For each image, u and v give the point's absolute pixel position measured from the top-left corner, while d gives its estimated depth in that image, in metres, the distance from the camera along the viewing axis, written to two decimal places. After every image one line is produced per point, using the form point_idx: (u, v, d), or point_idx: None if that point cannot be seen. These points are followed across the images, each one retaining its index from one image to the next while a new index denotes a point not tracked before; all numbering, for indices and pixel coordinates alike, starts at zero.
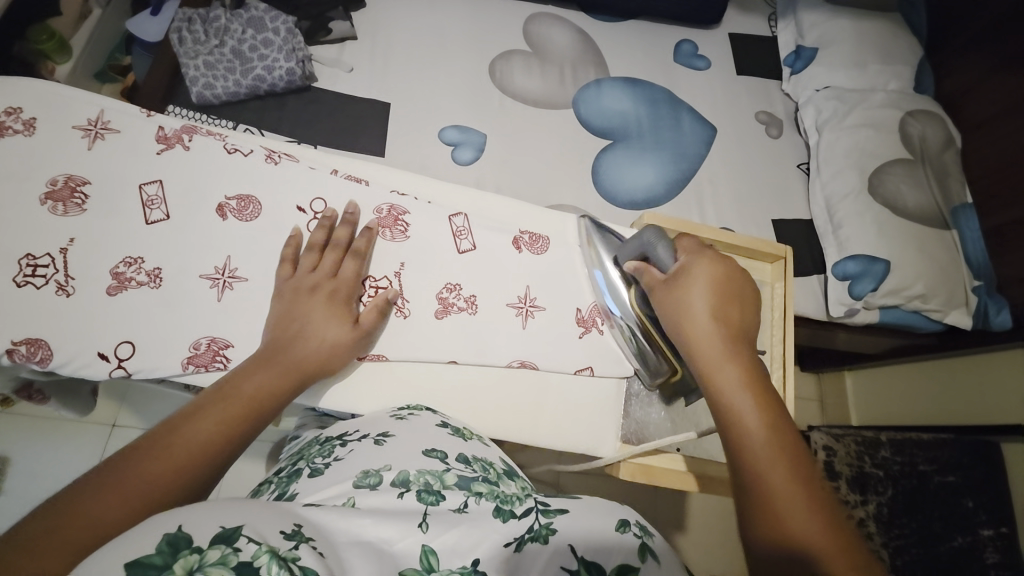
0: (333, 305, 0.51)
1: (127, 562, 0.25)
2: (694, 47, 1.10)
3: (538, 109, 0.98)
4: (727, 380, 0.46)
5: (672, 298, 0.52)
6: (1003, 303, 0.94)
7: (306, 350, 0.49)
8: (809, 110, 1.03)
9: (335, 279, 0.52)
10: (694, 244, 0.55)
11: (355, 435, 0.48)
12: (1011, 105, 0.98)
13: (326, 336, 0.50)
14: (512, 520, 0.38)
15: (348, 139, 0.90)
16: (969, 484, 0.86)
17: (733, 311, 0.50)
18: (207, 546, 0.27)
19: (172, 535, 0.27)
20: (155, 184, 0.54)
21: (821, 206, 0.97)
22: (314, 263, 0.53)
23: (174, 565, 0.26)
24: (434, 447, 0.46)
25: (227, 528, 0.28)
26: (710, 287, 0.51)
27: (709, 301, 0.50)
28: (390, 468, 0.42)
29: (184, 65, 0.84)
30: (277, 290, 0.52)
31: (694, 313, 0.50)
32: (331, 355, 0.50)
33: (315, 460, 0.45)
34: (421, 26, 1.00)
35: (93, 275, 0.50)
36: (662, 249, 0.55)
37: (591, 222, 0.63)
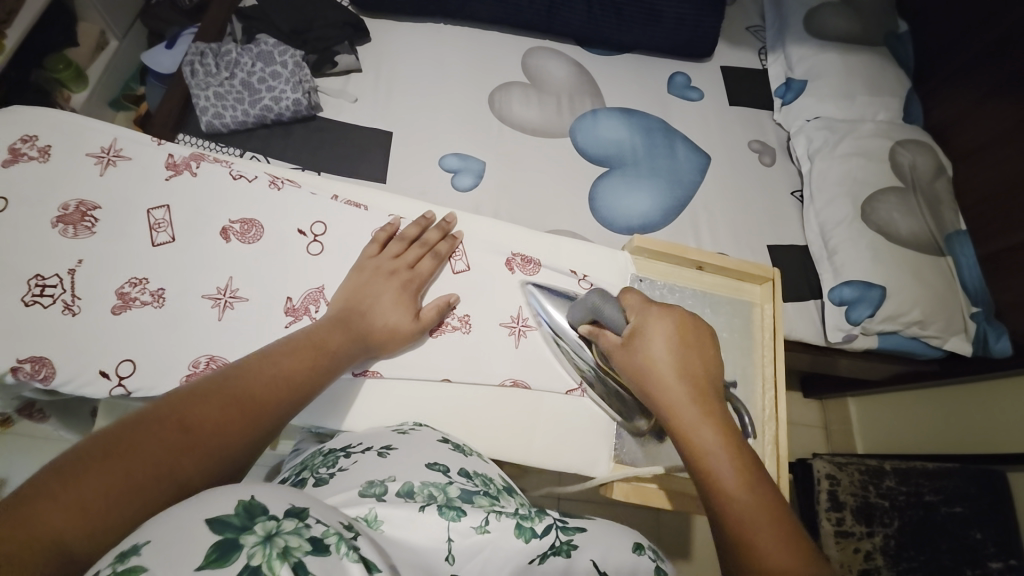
0: (404, 293, 0.55)
1: (206, 519, 0.27)
2: (687, 80, 1.14)
3: (535, 137, 1.01)
4: (694, 414, 0.45)
5: (627, 363, 0.50)
6: (1002, 329, 0.94)
7: (377, 326, 0.52)
8: (801, 139, 1.07)
9: (412, 271, 0.57)
10: (638, 299, 0.54)
11: (358, 447, 0.48)
12: (999, 135, 1.00)
13: (390, 319, 0.53)
14: (534, 539, 0.39)
15: (352, 165, 0.93)
16: (978, 514, 0.83)
17: (698, 362, 0.48)
18: (282, 516, 0.28)
19: (249, 501, 0.28)
20: (163, 209, 0.56)
21: (816, 232, 0.99)
22: (398, 252, 0.57)
23: (255, 526, 0.27)
24: (436, 460, 0.46)
25: (296, 506, 0.30)
26: (669, 343, 0.49)
27: (670, 353, 0.48)
28: (394, 479, 0.42)
29: (196, 96, 0.88)
30: (355, 267, 0.56)
31: (656, 372, 0.48)
32: (391, 336, 0.53)
33: (319, 470, 0.45)
34: (423, 59, 1.05)
35: (100, 294, 0.51)
36: (608, 308, 0.54)
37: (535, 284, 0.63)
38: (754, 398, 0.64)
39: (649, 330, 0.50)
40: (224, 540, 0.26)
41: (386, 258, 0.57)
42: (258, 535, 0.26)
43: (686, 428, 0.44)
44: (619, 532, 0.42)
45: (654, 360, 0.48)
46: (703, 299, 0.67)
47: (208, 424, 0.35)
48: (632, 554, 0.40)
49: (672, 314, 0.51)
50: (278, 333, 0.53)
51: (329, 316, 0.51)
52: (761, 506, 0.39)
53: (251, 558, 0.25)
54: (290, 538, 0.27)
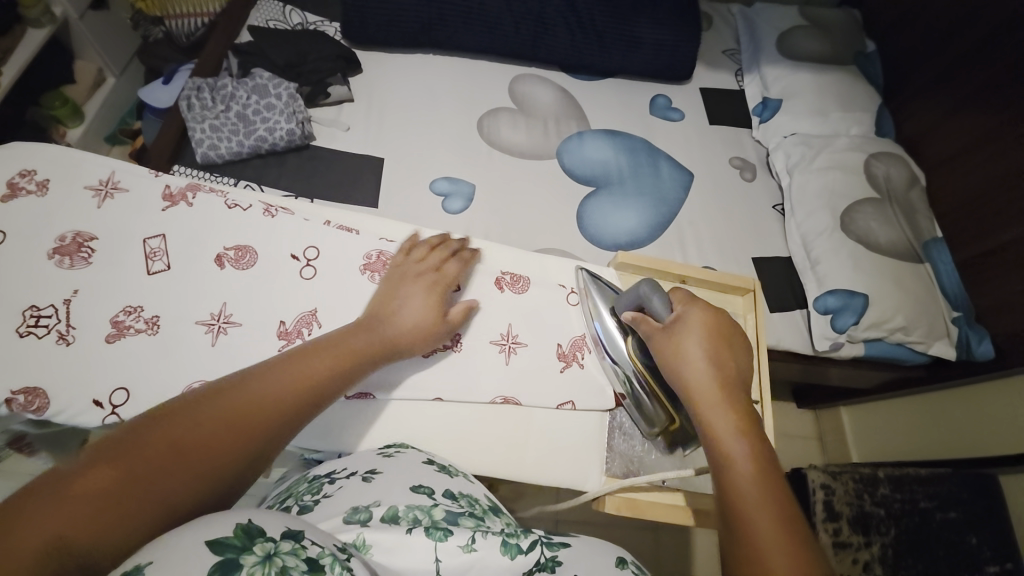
0: (433, 294, 0.56)
1: (206, 540, 0.28)
2: (668, 101, 1.19)
3: (524, 160, 1.04)
4: (719, 414, 0.48)
5: (668, 348, 0.53)
6: (983, 332, 0.96)
7: (401, 330, 0.53)
8: (779, 155, 1.11)
9: (442, 274, 0.58)
10: (685, 293, 0.57)
11: (342, 472, 0.48)
12: (966, 146, 1.05)
13: (415, 319, 0.54)
14: (520, 555, 0.41)
15: (346, 191, 0.95)
16: (973, 519, 0.85)
17: (730, 358, 0.52)
18: (279, 538, 0.30)
19: (246, 524, 0.30)
20: (158, 238, 0.57)
21: (799, 243, 1.02)
22: (432, 260, 0.59)
23: (253, 546, 0.28)
24: (421, 483, 0.46)
25: (292, 529, 0.32)
26: (703, 336, 0.52)
27: (704, 346, 0.52)
28: (379, 504, 0.43)
29: (192, 128, 0.91)
30: (385, 276, 0.58)
31: (690, 363, 0.51)
32: (418, 338, 0.53)
33: (304, 498, 0.45)
34: (414, 88, 1.08)
35: (94, 324, 0.52)
36: (657, 299, 0.56)
37: (587, 272, 0.65)
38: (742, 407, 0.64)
39: (688, 322, 0.53)
40: (224, 559, 0.27)
41: (423, 264, 0.58)
42: (258, 556, 0.28)
43: (711, 430, 0.47)
44: (601, 551, 0.42)
45: (689, 353, 0.51)
46: None
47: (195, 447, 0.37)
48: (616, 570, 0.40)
49: (713, 313, 0.55)
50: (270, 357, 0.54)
51: (357, 323, 0.53)
52: (775, 510, 0.41)
53: None
54: (287, 558, 0.29)
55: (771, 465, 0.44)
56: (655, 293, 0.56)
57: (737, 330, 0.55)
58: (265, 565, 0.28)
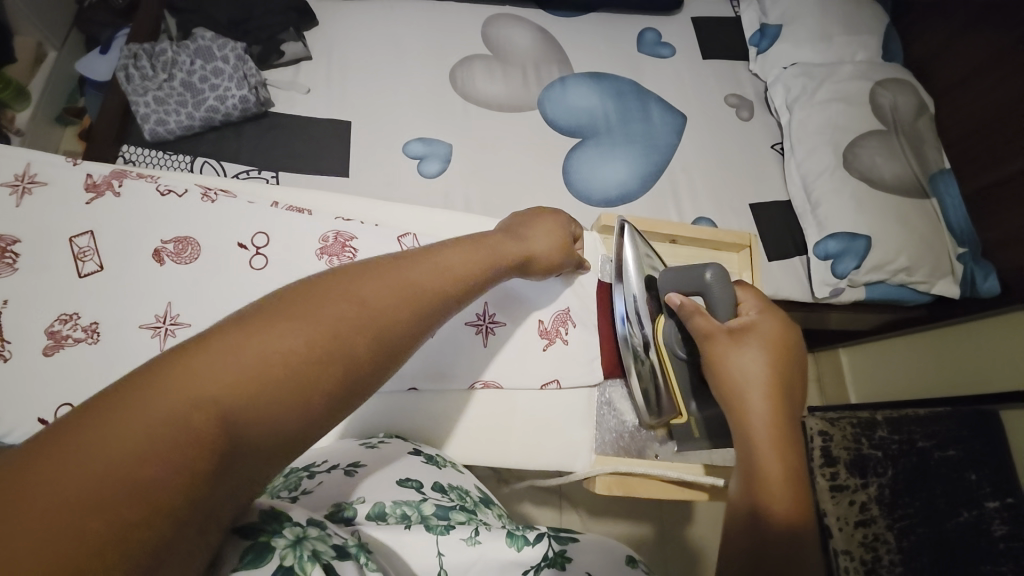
0: (563, 229, 0.56)
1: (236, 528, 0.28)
2: (657, 35, 1.09)
3: (502, 113, 0.96)
4: (762, 413, 0.45)
5: (721, 353, 0.49)
6: (990, 267, 0.92)
7: (539, 247, 0.53)
8: (779, 89, 1.02)
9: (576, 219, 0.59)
10: (755, 299, 0.53)
11: (322, 466, 0.45)
12: (982, 65, 0.96)
13: (547, 251, 0.54)
14: (527, 547, 0.39)
15: (312, 162, 0.88)
16: (972, 455, 0.83)
17: (792, 380, 0.47)
18: (306, 524, 0.31)
19: (275, 512, 0.31)
20: (86, 236, 0.52)
21: (799, 184, 0.96)
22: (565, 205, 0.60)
23: (284, 531, 0.29)
24: (409, 476, 0.44)
25: (314, 516, 0.33)
26: (766, 351, 0.48)
27: (769, 361, 0.47)
28: (363, 501, 0.40)
29: (134, 102, 0.83)
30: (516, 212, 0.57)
31: (743, 365, 0.48)
32: (553, 258, 0.55)
33: (280, 493, 0.41)
34: (377, 40, 0.99)
35: (29, 336, 0.49)
36: (720, 293, 0.52)
37: (633, 231, 0.59)
38: None
39: (754, 327, 0.50)
40: (255, 543, 0.28)
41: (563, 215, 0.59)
42: (288, 537, 0.29)
43: (750, 426, 0.45)
44: (609, 547, 0.41)
45: (747, 360, 0.48)
46: None
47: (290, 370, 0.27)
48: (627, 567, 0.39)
49: (780, 325, 0.50)
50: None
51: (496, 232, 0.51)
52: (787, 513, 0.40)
53: (284, 558, 0.28)
54: (315, 541, 0.30)
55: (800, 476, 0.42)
56: (719, 285, 0.53)
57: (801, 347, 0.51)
58: (296, 548, 0.29)
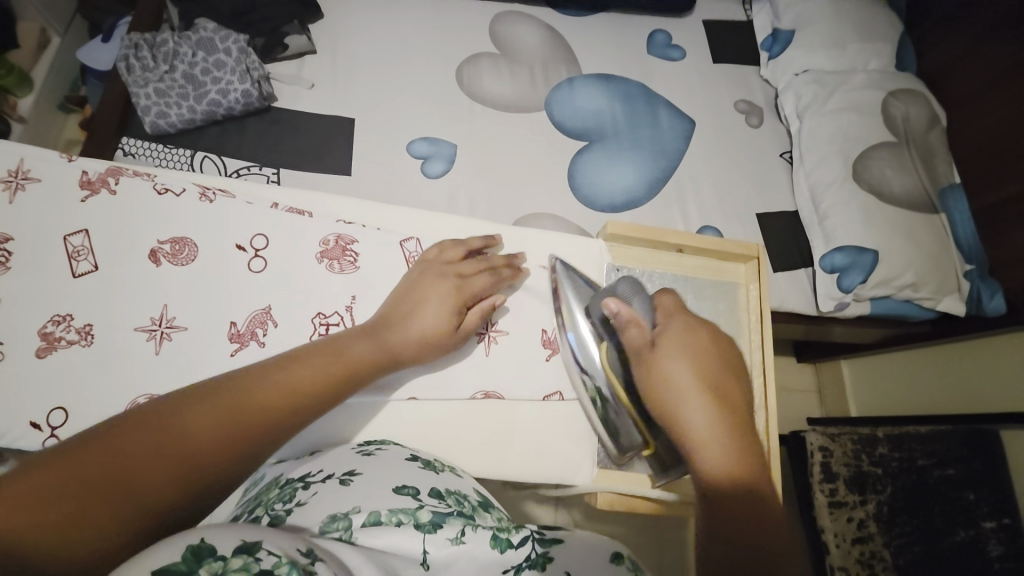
0: (449, 297, 0.52)
1: (153, 570, 0.25)
2: (668, 38, 1.07)
3: (509, 113, 0.95)
4: (696, 409, 0.47)
5: (648, 357, 0.51)
6: (995, 287, 0.91)
7: (410, 332, 0.50)
8: (789, 96, 1.01)
9: (466, 281, 0.54)
10: (672, 302, 0.56)
11: (318, 476, 0.43)
12: (998, 78, 0.94)
13: (429, 327, 0.50)
14: (510, 550, 0.38)
15: (314, 158, 0.87)
16: (971, 476, 0.84)
17: (721, 379, 0.50)
18: (230, 554, 0.27)
19: (197, 545, 0.27)
20: (80, 235, 0.51)
21: (806, 195, 0.95)
22: (454, 256, 0.56)
23: (199, 570, 0.25)
24: (405, 483, 0.42)
25: (248, 541, 0.28)
26: (692, 355, 0.50)
27: (690, 363, 0.50)
28: (359, 511, 0.38)
29: (134, 94, 0.82)
30: (416, 263, 0.55)
31: (672, 369, 0.50)
32: (426, 347, 0.50)
33: (274, 507, 0.39)
34: (384, 35, 0.97)
35: (21, 338, 0.48)
36: (637, 302, 0.56)
37: (564, 264, 0.61)
38: None
39: (674, 331, 0.53)
40: None
41: (439, 259, 0.55)
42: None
43: (688, 427, 0.46)
44: (596, 546, 0.39)
45: (673, 361, 0.50)
46: (684, 284, 0.64)
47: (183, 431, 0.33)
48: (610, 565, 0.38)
49: (697, 329, 0.53)
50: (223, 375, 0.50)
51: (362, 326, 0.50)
52: (739, 504, 0.41)
53: None
54: None
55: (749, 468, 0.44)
56: (633, 294, 0.57)
57: (727, 348, 0.54)
58: None
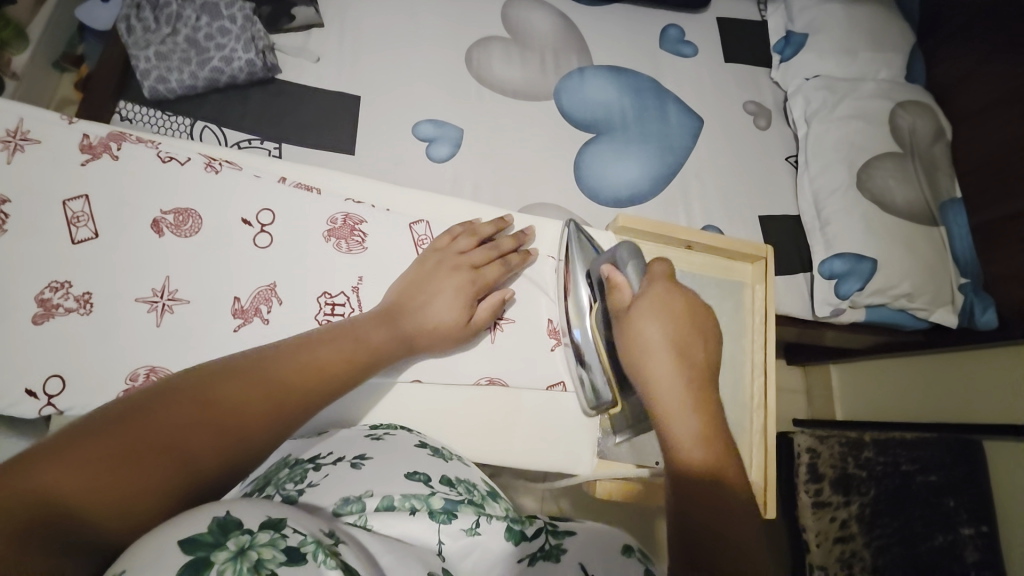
0: (461, 292, 0.53)
1: (179, 539, 0.25)
2: (681, 33, 1.06)
3: (518, 100, 0.94)
4: (669, 373, 0.45)
5: (628, 324, 0.50)
6: (989, 301, 0.92)
7: (421, 326, 0.50)
8: (799, 100, 1.01)
9: (477, 274, 0.55)
10: (661, 270, 0.53)
11: (328, 458, 0.42)
12: (1006, 95, 0.95)
13: (444, 318, 0.52)
14: (523, 542, 0.39)
15: (318, 134, 0.85)
16: (953, 483, 0.85)
17: (695, 343, 0.48)
18: (257, 528, 0.27)
19: (222, 518, 0.27)
20: (81, 200, 0.50)
21: (810, 201, 0.95)
22: (463, 248, 0.56)
23: (228, 542, 0.25)
24: (416, 469, 0.42)
25: (273, 517, 0.29)
26: (667, 320, 0.48)
27: (665, 325, 0.48)
28: (372, 495, 0.38)
29: (135, 56, 0.79)
30: (416, 259, 0.55)
31: (646, 334, 0.48)
32: (439, 335, 0.52)
33: (285, 487, 0.38)
34: (393, 12, 0.95)
35: (17, 302, 0.46)
36: (631, 266, 0.54)
37: (576, 225, 0.60)
38: (741, 384, 0.62)
39: (651, 294, 0.50)
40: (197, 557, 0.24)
41: (452, 250, 0.55)
42: (231, 551, 0.25)
43: (658, 389, 0.45)
44: (605, 537, 0.39)
45: (647, 327, 0.48)
46: (691, 282, 0.64)
47: (227, 404, 0.34)
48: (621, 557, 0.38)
49: (678, 294, 0.51)
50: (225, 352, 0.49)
51: (376, 311, 0.50)
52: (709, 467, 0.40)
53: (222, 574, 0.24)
54: (263, 551, 0.26)
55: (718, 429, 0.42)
56: (630, 259, 0.55)
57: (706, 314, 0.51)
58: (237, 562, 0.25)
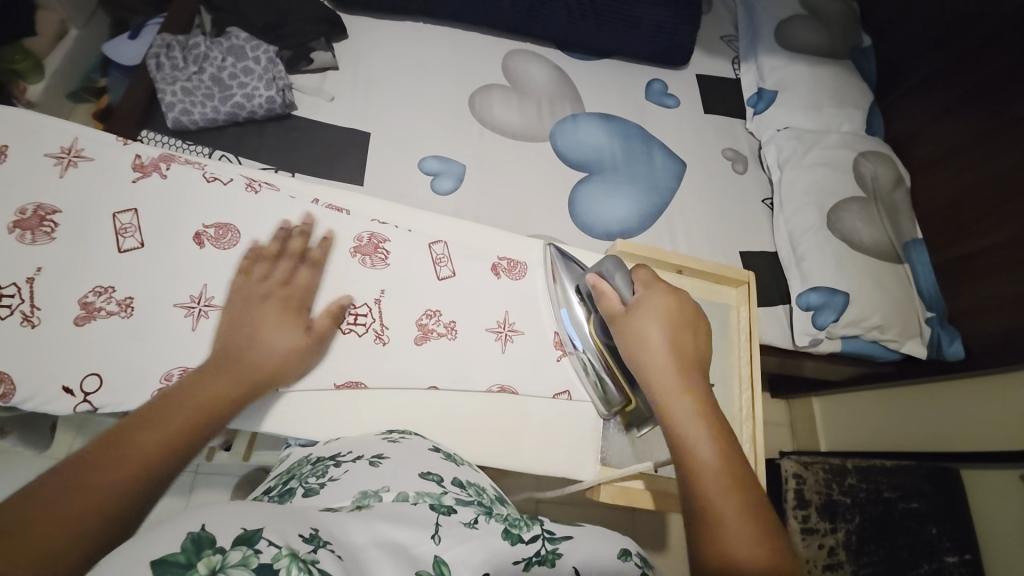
0: (286, 313, 0.51)
1: (151, 560, 0.26)
2: (664, 87, 1.17)
3: (516, 141, 1.01)
4: (676, 391, 0.47)
5: (627, 332, 0.53)
6: (955, 332, 1.00)
7: (256, 361, 0.48)
8: (772, 148, 1.11)
9: (288, 287, 0.53)
10: (649, 274, 0.56)
11: (348, 456, 0.45)
12: (954, 148, 1.06)
13: (279, 345, 0.50)
14: (520, 543, 0.36)
15: (329, 167, 0.91)
16: (934, 510, 0.90)
17: (693, 348, 0.51)
18: (230, 547, 0.28)
19: (196, 534, 0.27)
20: (129, 213, 0.54)
21: (786, 239, 1.03)
22: (264, 274, 0.53)
23: (198, 563, 0.26)
24: (430, 470, 0.44)
25: (248, 530, 0.29)
26: (662, 315, 0.52)
27: (666, 331, 0.51)
28: (388, 490, 0.39)
29: (161, 90, 0.84)
30: (228, 302, 0.51)
31: (648, 342, 0.51)
32: (278, 364, 0.49)
33: (308, 480, 0.42)
34: (402, 59, 1.03)
35: (61, 305, 0.50)
36: (619, 277, 0.56)
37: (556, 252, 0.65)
38: (731, 397, 0.66)
39: (649, 304, 0.53)
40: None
41: (253, 283, 0.52)
42: (201, 575, 0.26)
43: (663, 392, 0.48)
44: (603, 536, 0.39)
45: (647, 333, 0.51)
46: None
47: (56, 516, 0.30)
48: (617, 561, 0.37)
49: (672, 297, 0.54)
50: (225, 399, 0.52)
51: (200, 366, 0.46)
52: (732, 484, 0.41)
53: None
54: (233, 573, 0.26)
55: (724, 437, 0.44)
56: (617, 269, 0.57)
57: (699, 313, 0.54)
58: None
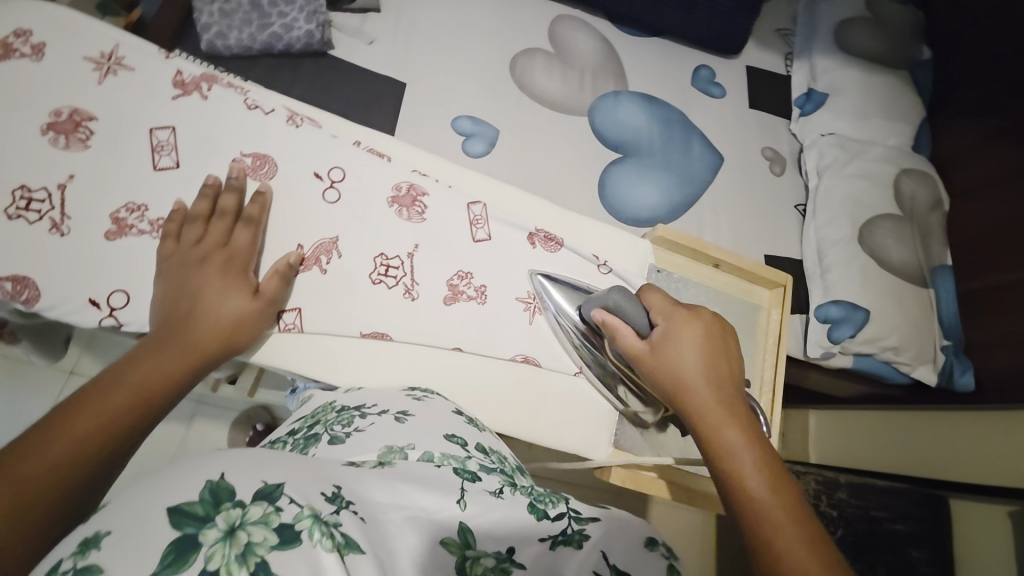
0: (228, 274, 0.49)
1: (168, 507, 0.25)
2: (712, 75, 1.12)
3: (554, 111, 0.98)
4: (723, 419, 0.45)
5: (657, 358, 0.51)
6: (967, 364, 0.98)
7: (206, 327, 0.46)
8: (813, 153, 1.07)
9: (227, 247, 0.50)
10: (662, 299, 0.55)
11: (374, 409, 0.45)
12: (1001, 176, 1.01)
13: (227, 308, 0.48)
14: (545, 520, 0.36)
15: (361, 113, 0.88)
16: (920, 534, 0.91)
17: (729, 376, 0.49)
18: (250, 501, 0.27)
19: (214, 483, 0.27)
20: (167, 130, 0.55)
21: (813, 248, 1.00)
22: (199, 235, 0.50)
23: (216, 516, 0.26)
24: (455, 433, 0.44)
25: (269, 484, 0.28)
26: (698, 344, 0.51)
27: (702, 361, 0.49)
28: (414, 447, 0.40)
29: (199, 9, 0.80)
30: (160, 272, 0.49)
31: (684, 366, 0.49)
32: (235, 327, 0.48)
33: (334, 428, 0.42)
34: (447, 10, 0.99)
35: (93, 217, 0.51)
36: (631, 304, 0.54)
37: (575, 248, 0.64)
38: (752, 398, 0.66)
39: (680, 331, 0.52)
40: (185, 534, 0.25)
41: (189, 248, 0.50)
42: (220, 529, 0.25)
43: (706, 417, 0.46)
44: (629, 525, 0.38)
45: (681, 356, 0.50)
46: (715, 297, 0.68)
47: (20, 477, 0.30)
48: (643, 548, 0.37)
49: (697, 322, 0.52)
50: (266, 341, 0.53)
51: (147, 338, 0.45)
52: (795, 519, 0.38)
53: (211, 557, 0.24)
54: (253, 532, 0.26)
55: (779, 468, 0.42)
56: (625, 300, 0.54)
57: (729, 336, 0.53)
58: (226, 544, 0.25)
